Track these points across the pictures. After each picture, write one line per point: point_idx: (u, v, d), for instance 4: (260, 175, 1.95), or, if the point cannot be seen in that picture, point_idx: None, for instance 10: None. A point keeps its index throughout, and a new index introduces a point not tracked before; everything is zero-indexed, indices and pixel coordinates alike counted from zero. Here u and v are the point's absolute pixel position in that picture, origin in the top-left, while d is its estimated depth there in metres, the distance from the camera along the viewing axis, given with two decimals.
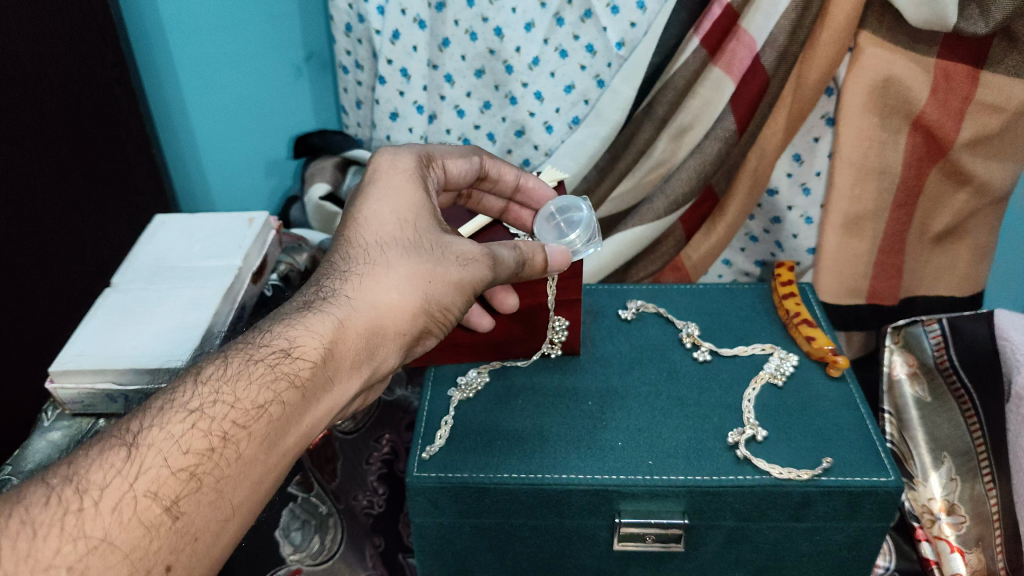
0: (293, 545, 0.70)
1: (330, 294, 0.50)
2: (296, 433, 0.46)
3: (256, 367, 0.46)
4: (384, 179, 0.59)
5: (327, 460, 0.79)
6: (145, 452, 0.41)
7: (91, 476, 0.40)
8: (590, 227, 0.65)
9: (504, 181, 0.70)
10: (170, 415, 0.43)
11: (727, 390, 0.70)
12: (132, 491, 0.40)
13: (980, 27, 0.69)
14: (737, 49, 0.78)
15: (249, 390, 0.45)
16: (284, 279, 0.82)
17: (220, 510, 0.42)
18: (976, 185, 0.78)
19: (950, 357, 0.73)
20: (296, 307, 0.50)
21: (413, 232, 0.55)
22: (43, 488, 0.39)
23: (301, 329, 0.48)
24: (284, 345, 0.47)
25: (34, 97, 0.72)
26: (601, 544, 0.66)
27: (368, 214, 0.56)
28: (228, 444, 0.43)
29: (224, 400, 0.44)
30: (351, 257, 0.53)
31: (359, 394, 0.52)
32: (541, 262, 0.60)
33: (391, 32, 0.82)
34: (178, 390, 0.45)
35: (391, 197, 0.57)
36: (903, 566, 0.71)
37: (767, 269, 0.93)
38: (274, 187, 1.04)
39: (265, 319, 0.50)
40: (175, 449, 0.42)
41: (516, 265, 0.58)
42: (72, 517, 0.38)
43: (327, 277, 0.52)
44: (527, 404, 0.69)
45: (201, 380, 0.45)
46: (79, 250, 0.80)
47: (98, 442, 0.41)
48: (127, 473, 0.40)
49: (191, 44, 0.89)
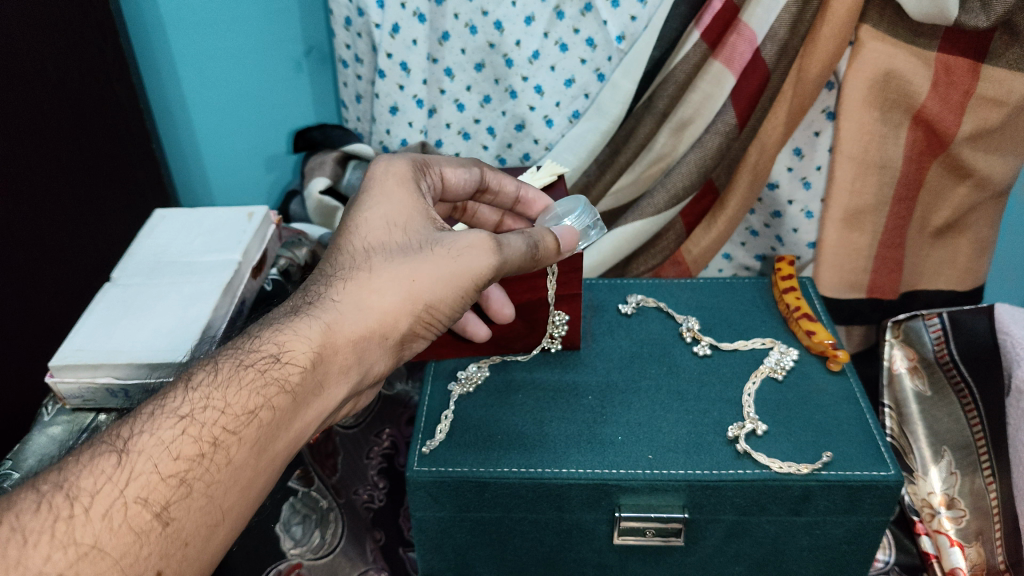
0: (293, 539, 0.71)
1: (318, 298, 0.50)
2: (286, 437, 0.47)
3: (246, 372, 0.46)
4: (378, 184, 0.59)
5: (327, 455, 0.80)
6: (135, 458, 0.41)
7: (82, 482, 0.40)
8: (591, 212, 0.67)
9: (505, 192, 0.69)
10: (160, 421, 0.43)
11: (727, 384, 0.70)
12: (122, 497, 0.40)
13: (981, 21, 0.68)
14: (737, 43, 0.77)
15: (239, 396, 0.45)
16: (284, 274, 0.81)
17: (210, 515, 0.42)
18: (977, 179, 0.77)
19: (950, 351, 0.74)
20: (285, 312, 0.50)
21: (404, 234, 0.55)
22: (34, 495, 0.39)
23: (289, 334, 0.48)
24: (273, 350, 0.47)
25: (33, 94, 0.72)
26: (601, 538, 0.66)
27: (360, 219, 0.56)
28: (219, 449, 0.43)
29: (214, 405, 0.44)
30: (340, 263, 0.53)
31: (348, 397, 0.52)
32: (553, 243, 0.58)
33: (391, 26, 0.82)
34: (168, 396, 0.45)
35: (383, 203, 0.57)
36: (902, 561, 0.71)
37: (767, 264, 0.93)
38: (273, 181, 1.04)
39: (256, 324, 0.50)
40: (165, 456, 0.42)
41: (524, 252, 0.56)
42: (62, 523, 0.38)
43: (317, 281, 0.52)
44: (527, 400, 0.69)
45: (193, 386, 0.45)
46: (79, 246, 0.80)
47: (89, 447, 0.42)
48: (117, 479, 0.40)
49: (191, 38, 0.89)
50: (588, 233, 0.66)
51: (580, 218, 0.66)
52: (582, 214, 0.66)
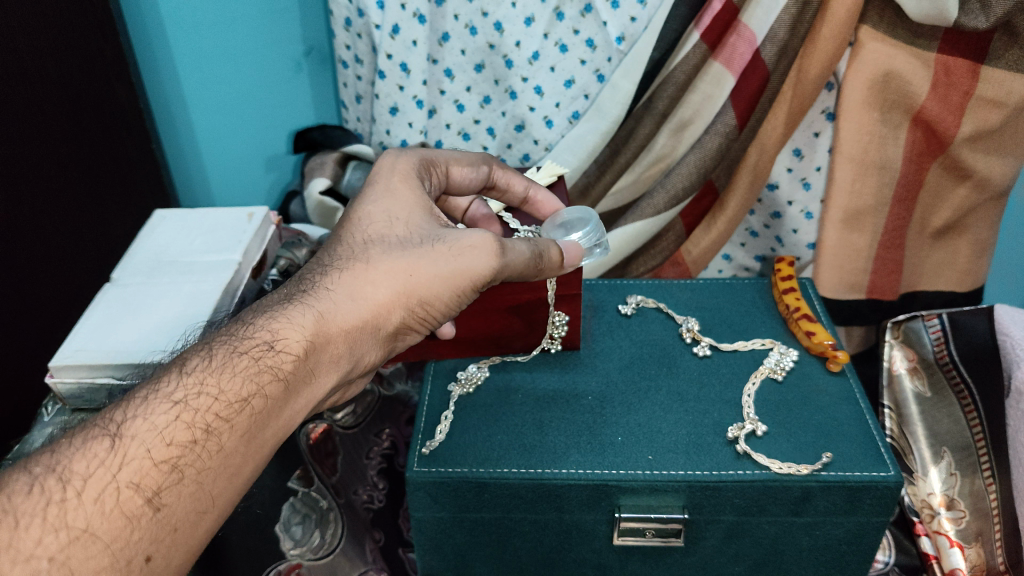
0: (293, 540, 0.71)
1: (313, 287, 0.50)
2: (277, 425, 0.47)
3: (240, 359, 0.46)
4: (384, 180, 0.59)
5: (327, 454, 0.79)
6: (128, 443, 0.41)
7: (74, 465, 0.40)
8: (599, 231, 0.66)
9: (513, 191, 0.69)
10: (154, 406, 0.43)
11: (727, 385, 0.70)
12: (115, 482, 0.40)
13: (980, 22, 0.68)
14: (737, 45, 0.77)
15: (233, 382, 0.45)
16: (284, 274, 0.80)
17: (200, 502, 0.43)
18: (977, 180, 0.77)
19: (950, 352, 0.74)
20: (279, 298, 0.50)
21: (405, 228, 0.55)
22: (26, 477, 0.39)
23: (283, 321, 0.48)
24: (267, 337, 0.47)
25: (33, 90, 0.72)
26: (601, 539, 0.66)
27: (363, 213, 0.56)
28: (211, 437, 0.43)
29: (207, 392, 0.44)
30: (337, 254, 0.53)
31: (338, 387, 0.52)
32: (558, 256, 0.59)
33: (391, 27, 0.82)
34: (162, 380, 0.45)
35: (386, 198, 0.57)
36: (902, 561, 0.71)
37: (767, 265, 0.93)
38: (273, 182, 1.03)
39: (249, 310, 0.50)
40: (158, 441, 0.42)
41: (530, 258, 0.57)
42: (55, 507, 0.38)
43: (313, 270, 0.52)
44: (526, 399, 0.69)
45: (187, 371, 0.45)
46: (78, 245, 0.80)
47: (82, 431, 0.42)
48: (110, 464, 0.40)
49: (191, 40, 0.89)
50: (593, 251, 0.66)
51: (589, 235, 0.65)
52: (591, 232, 0.65)
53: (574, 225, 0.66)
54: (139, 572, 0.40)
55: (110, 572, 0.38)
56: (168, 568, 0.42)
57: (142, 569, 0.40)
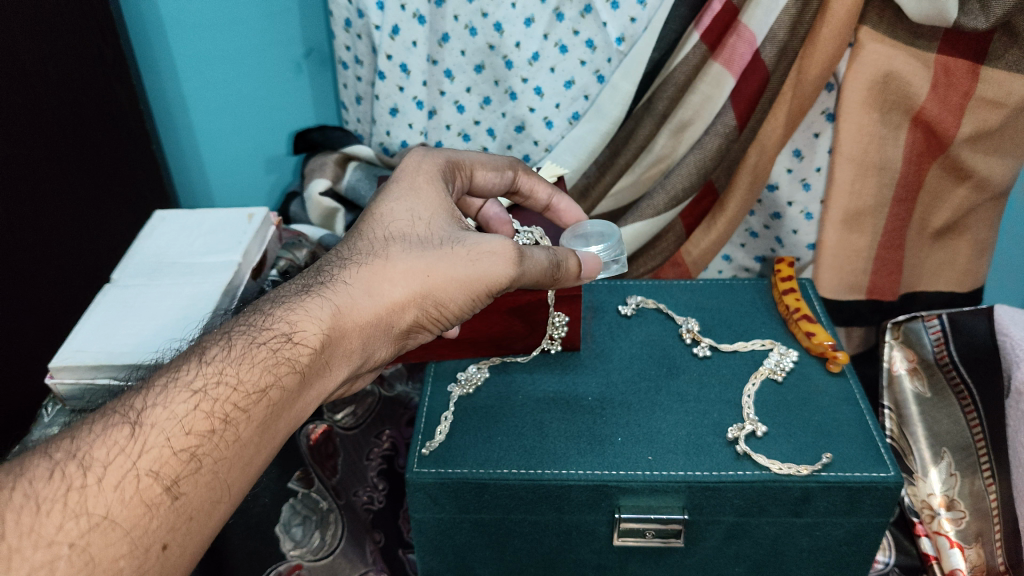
0: (293, 541, 0.71)
1: (330, 279, 0.50)
2: (289, 416, 0.47)
3: (258, 350, 0.46)
4: (408, 179, 0.58)
5: (327, 456, 0.78)
6: (147, 431, 0.41)
7: (94, 451, 0.40)
8: (619, 247, 0.67)
9: (535, 197, 0.70)
10: (173, 395, 0.43)
11: (727, 385, 0.70)
12: (135, 469, 0.40)
13: (980, 22, 0.68)
14: (737, 45, 0.78)
15: (251, 373, 0.45)
16: (284, 275, 0.80)
17: (215, 491, 0.43)
18: (976, 180, 0.78)
19: (950, 352, 0.74)
20: (296, 290, 0.50)
21: (427, 228, 0.55)
22: (47, 462, 0.39)
23: (301, 313, 0.48)
24: (285, 329, 0.47)
25: (35, 91, 0.72)
26: (600, 540, 0.66)
27: (385, 210, 0.56)
28: (229, 427, 0.43)
29: (226, 382, 0.44)
30: (357, 247, 0.53)
31: (346, 381, 0.53)
32: (575, 266, 0.59)
33: (391, 28, 0.82)
34: (181, 369, 0.44)
35: (411, 197, 0.57)
36: (903, 562, 0.72)
37: (767, 265, 0.93)
38: (273, 184, 1.03)
39: (265, 300, 0.50)
40: (177, 429, 0.42)
41: (549, 265, 0.56)
42: (75, 493, 0.38)
43: (331, 262, 0.52)
44: (528, 401, 0.69)
45: (206, 360, 0.45)
46: (78, 246, 0.80)
47: (101, 417, 0.41)
48: (130, 451, 0.40)
49: (191, 40, 0.89)
50: (609, 266, 0.67)
51: (607, 250, 0.66)
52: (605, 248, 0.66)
53: (593, 238, 0.67)
54: (156, 561, 0.40)
55: (128, 560, 0.39)
56: (183, 557, 0.42)
57: (158, 557, 0.40)
